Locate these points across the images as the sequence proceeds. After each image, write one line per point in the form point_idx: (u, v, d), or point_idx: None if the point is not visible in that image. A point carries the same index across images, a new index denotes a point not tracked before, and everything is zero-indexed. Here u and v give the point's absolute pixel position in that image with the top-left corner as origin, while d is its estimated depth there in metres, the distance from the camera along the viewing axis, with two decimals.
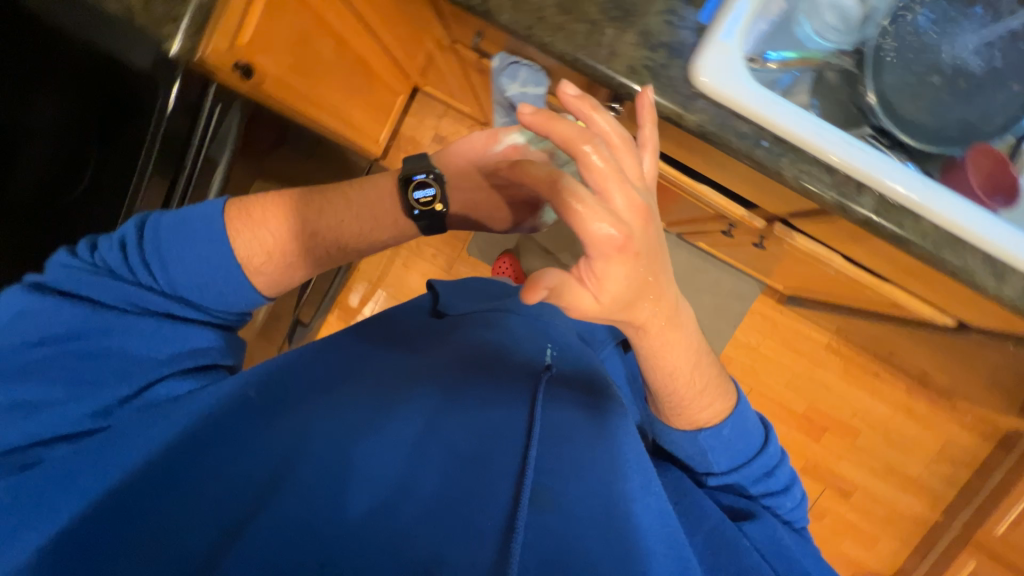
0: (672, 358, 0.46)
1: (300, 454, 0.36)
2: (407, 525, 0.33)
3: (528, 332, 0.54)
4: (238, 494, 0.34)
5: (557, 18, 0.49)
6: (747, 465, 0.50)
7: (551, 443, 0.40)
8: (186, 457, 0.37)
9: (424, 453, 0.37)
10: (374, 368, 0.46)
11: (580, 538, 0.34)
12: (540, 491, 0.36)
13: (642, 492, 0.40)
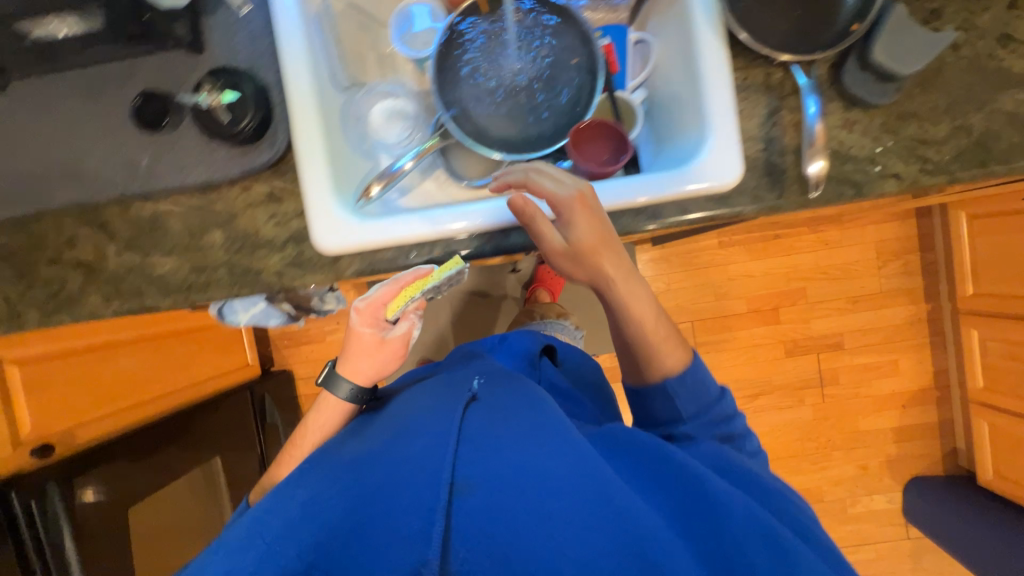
0: (639, 303, 0.70)
1: (363, 508, 0.53)
2: (405, 508, 0.51)
3: (455, 382, 0.77)
4: (325, 542, 0.51)
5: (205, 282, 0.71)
6: (638, 437, 0.64)
7: (475, 465, 0.54)
8: (273, 543, 0.53)
9: (432, 481, 0.52)
10: (384, 431, 0.67)
11: (490, 509, 0.50)
12: (462, 484, 0.52)
13: (569, 464, 0.54)
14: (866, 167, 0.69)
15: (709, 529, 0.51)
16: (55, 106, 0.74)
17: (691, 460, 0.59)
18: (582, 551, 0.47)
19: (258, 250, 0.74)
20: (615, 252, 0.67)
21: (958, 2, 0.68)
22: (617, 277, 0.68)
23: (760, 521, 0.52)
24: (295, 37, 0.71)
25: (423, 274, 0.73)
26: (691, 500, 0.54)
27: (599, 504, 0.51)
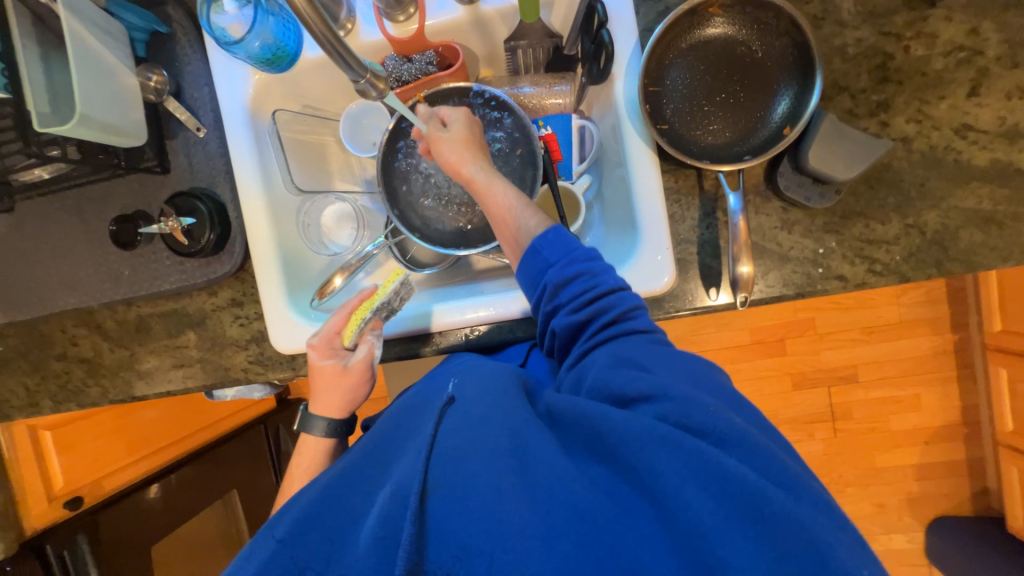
0: (501, 198, 0.66)
1: (321, 512, 0.52)
2: (373, 536, 0.47)
3: (443, 379, 0.68)
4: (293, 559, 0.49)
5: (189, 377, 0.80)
6: (606, 415, 0.48)
7: (446, 485, 0.47)
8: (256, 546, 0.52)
9: (394, 503, 0.47)
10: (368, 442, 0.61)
11: (450, 512, 0.45)
12: (432, 485, 0.47)
13: (548, 474, 0.46)
14: (808, 268, 0.67)
15: (680, 500, 0.43)
16: (48, 225, 0.83)
17: (661, 385, 0.50)
18: (538, 531, 0.43)
19: (226, 349, 0.82)
20: (493, 184, 0.66)
21: (911, 92, 0.63)
22: (498, 199, 0.66)
23: (697, 452, 0.44)
24: (246, 156, 0.76)
25: (369, 292, 0.75)
26: (666, 475, 0.44)
27: (559, 497, 0.45)
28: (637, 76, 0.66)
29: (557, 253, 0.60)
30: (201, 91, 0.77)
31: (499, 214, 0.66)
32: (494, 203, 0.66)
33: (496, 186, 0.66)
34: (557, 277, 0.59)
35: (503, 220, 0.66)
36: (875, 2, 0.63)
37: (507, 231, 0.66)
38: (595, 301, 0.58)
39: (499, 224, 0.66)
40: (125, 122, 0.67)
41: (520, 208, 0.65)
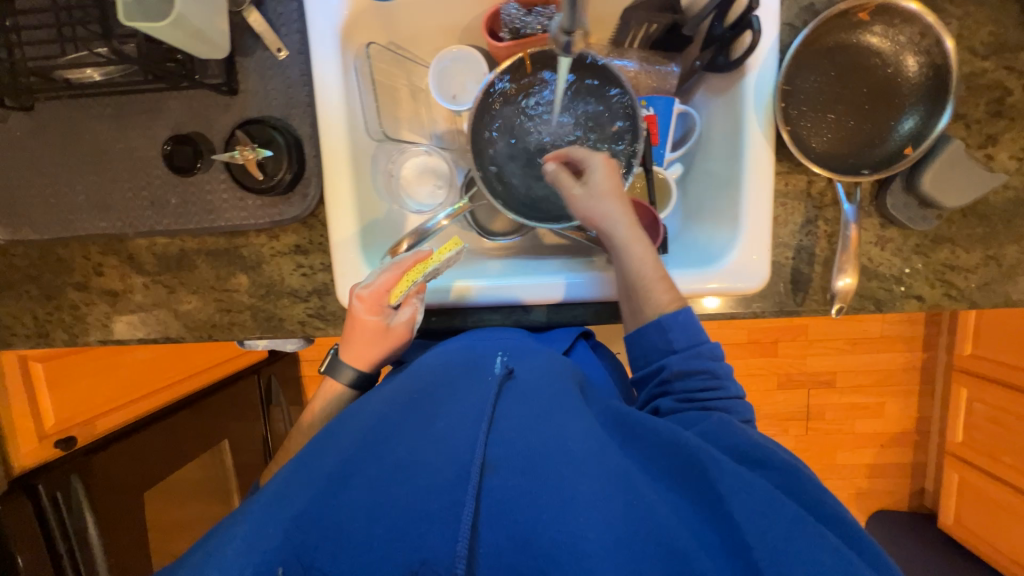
0: (640, 265, 0.65)
1: (369, 453, 0.49)
2: (421, 494, 0.45)
3: (485, 343, 0.67)
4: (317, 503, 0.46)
5: (250, 324, 0.76)
6: (719, 461, 0.47)
7: (507, 467, 0.47)
8: (286, 484, 0.49)
9: (444, 470, 0.47)
10: (404, 390, 0.59)
11: (519, 499, 0.45)
12: (492, 459, 0.48)
13: (612, 473, 0.47)
14: (891, 286, 0.69)
15: (768, 542, 0.41)
16: (77, 132, 0.72)
17: (783, 459, 0.50)
18: (610, 537, 0.42)
19: (286, 298, 0.76)
20: (637, 249, 0.65)
21: (1018, 130, 0.65)
22: (637, 266, 0.65)
23: (790, 510, 0.44)
24: (332, 89, 0.69)
25: (425, 256, 0.68)
26: (755, 516, 0.43)
27: (630, 505, 0.45)
28: (777, 71, 0.65)
29: (682, 342, 0.62)
30: (288, 7, 0.68)
31: (634, 275, 0.65)
32: (628, 273, 0.65)
33: (631, 253, 0.65)
34: (679, 366, 0.61)
35: (632, 284, 0.65)
36: (1005, 36, 0.64)
37: (630, 293, 0.66)
38: (706, 403, 0.59)
39: (626, 289, 0.66)
40: (214, 31, 0.58)
41: (648, 281, 0.65)
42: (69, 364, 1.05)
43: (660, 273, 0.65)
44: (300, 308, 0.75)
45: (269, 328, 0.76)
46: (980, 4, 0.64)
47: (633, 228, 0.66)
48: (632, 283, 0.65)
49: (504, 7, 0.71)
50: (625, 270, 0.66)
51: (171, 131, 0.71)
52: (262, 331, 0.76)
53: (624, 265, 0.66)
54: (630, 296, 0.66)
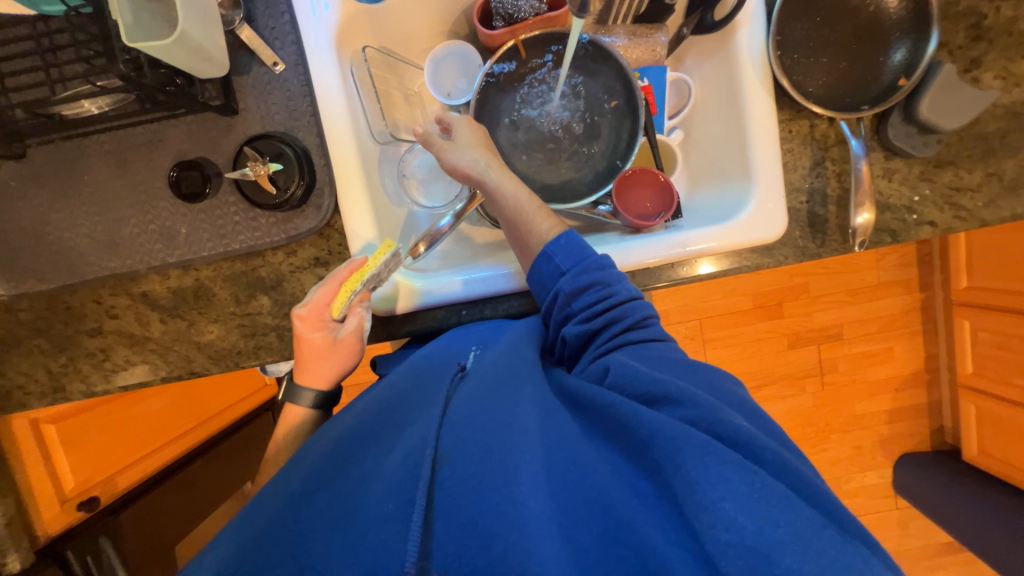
0: (512, 205, 0.66)
1: (332, 476, 0.53)
2: (379, 499, 0.48)
3: (461, 338, 0.69)
4: (291, 519, 0.49)
5: (276, 345, 0.75)
6: (640, 416, 0.46)
7: (454, 463, 0.49)
8: (269, 502, 0.53)
9: (400, 474, 0.49)
10: (375, 409, 0.62)
11: (467, 489, 0.47)
12: (444, 453, 0.50)
13: (550, 450, 0.48)
14: (903, 215, 0.71)
15: (689, 479, 0.42)
16: (74, 172, 0.70)
17: (687, 390, 0.49)
18: (550, 506, 0.45)
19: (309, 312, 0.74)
20: (523, 191, 0.67)
21: (998, 51, 0.68)
22: (514, 206, 0.66)
23: (702, 440, 0.44)
24: (333, 96, 0.68)
25: (358, 262, 0.68)
26: (684, 460, 0.43)
27: (574, 478, 0.46)
28: (765, 27, 0.68)
29: (568, 261, 0.62)
30: (279, 20, 0.68)
31: (508, 216, 0.66)
32: (522, 209, 0.66)
33: (509, 199, 0.66)
34: (570, 285, 0.61)
35: (521, 221, 0.66)
36: None
37: (516, 233, 0.66)
38: (607, 311, 0.60)
39: (513, 229, 0.67)
40: (214, 47, 0.58)
41: (527, 222, 0.66)
42: (83, 421, 1.01)
43: (509, 222, 0.67)
44: None
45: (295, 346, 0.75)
46: None
47: (496, 175, 0.67)
48: (519, 222, 0.66)
49: None
50: (510, 210, 0.66)
51: (174, 160, 0.70)
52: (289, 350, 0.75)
53: (507, 206, 0.66)
54: (517, 235, 0.66)
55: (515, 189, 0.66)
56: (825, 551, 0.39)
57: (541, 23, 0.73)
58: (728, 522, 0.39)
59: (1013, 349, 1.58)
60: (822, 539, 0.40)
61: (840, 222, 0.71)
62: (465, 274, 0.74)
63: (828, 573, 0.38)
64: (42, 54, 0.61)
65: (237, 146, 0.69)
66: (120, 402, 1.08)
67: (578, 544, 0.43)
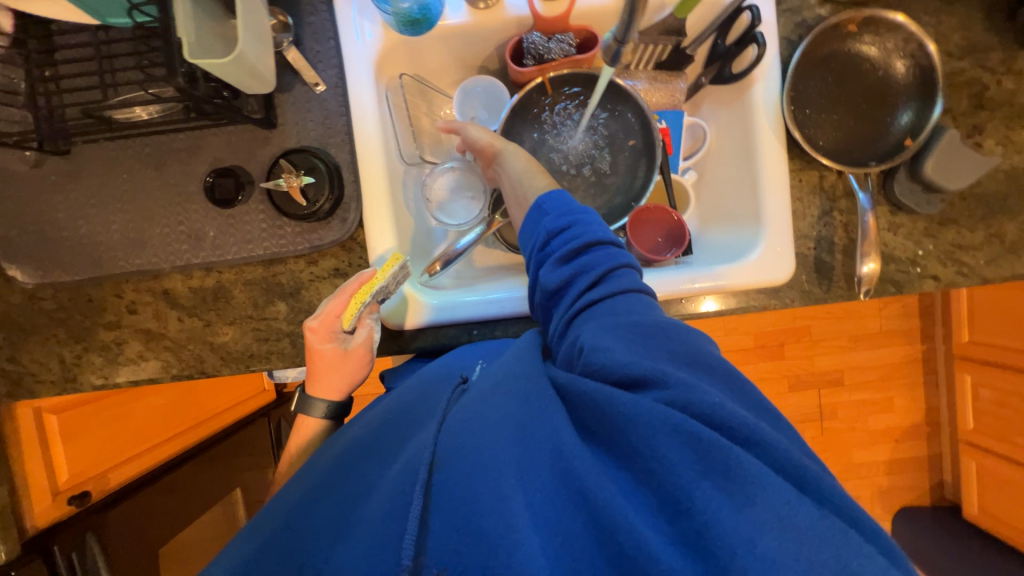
0: (511, 169, 0.71)
1: (339, 484, 0.57)
2: (380, 504, 0.50)
3: (467, 353, 0.70)
4: (303, 532, 0.53)
5: (289, 350, 0.76)
6: (615, 400, 0.47)
7: (446, 467, 0.49)
8: (283, 514, 0.56)
9: (398, 479, 0.51)
10: (379, 417, 0.64)
11: (458, 489, 0.47)
12: (439, 458, 0.51)
13: (534, 442, 0.48)
14: (907, 268, 0.74)
15: (667, 462, 0.44)
16: (114, 171, 0.73)
17: (660, 369, 0.49)
18: (535, 505, 0.45)
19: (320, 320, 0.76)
20: (524, 156, 0.72)
21: (1000, 119, 0.72)
22: (512, 170, 0.71)
23: (677, 422, 0.44)
24: (369, 119, 0.72)
25: (369, 275, 0.70)
26: (666, 452, 0.44)
27: (562, 472, 0.46)
28: (779, 83, 0.72)
29: (558, 212, 0.63)
30: (325, 44, 0.72)
31: (508, 179, 0.71)
32: (519, 170, 0.70)
33: (513, 162, 0.71)
34: (553, 226, 0.62)
35: (517, 183, 0.70)
36: (976, 39, 0.72)
37: (516, 198, 0.70)
38: (583, 260, 0.60)
39: (512, 191, 0.71)
40: (265, 67, 0.61)
41: (526, 180, 0.69)
42: (82, 413, 1.01)
43: (509, 184, 0.71)
44: None
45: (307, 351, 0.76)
46: (951, 13, 0.72)
47: (497, 142, 0.73)
48: (515, 186, 0.70)
49: (526, 37, 0.74)
50: (509, 174, 0.71)
51: (210, 166, 0.73)
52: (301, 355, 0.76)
53: (508, 170, 0.71)
54: (515, 198, 0.70)
55: (521, 157, 0.71)
56: (802, 525, 0.41)
57: (569, 64, 0.77)
58: (707, 504, 0.41)
59: (1013, 408, 1.59)
60: (800, 512, 0.41)
61: (846, 268, 0.74)
62: (479, 297, 0.76)
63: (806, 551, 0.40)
64: (101, 62, 0.65)
65: (272, 157, 0.72)
66: (118, 397, 1.09)
67: (563, 531, 0.44)
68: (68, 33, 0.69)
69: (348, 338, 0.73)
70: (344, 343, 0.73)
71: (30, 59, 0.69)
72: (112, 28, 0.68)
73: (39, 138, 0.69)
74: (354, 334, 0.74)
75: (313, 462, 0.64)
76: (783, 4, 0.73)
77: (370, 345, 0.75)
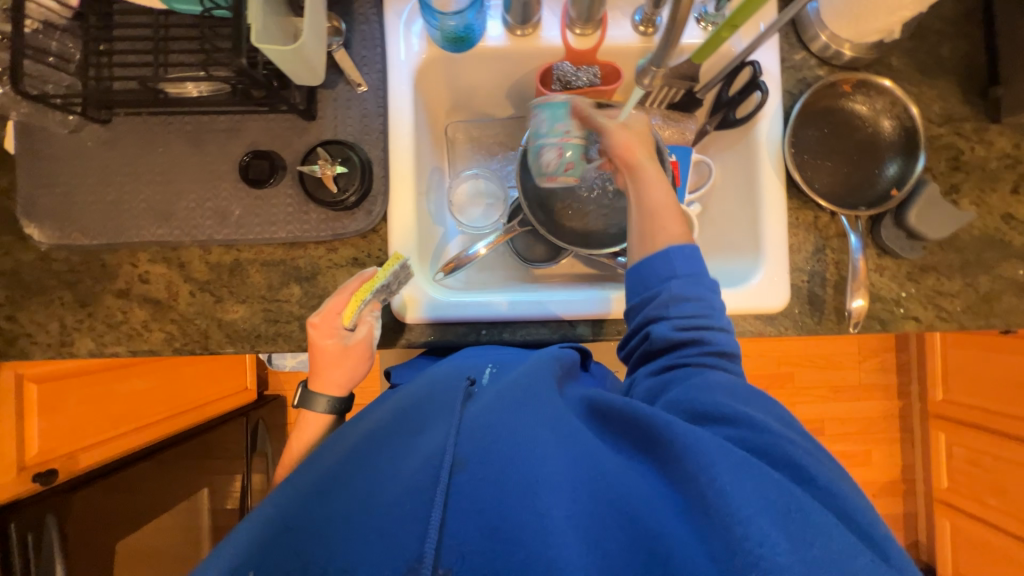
0: (659, 191, 0.71)
1: (355, 470, 0.55)
2: (399, 496, 0.51)
3: (472, 357, 0.74)
4: (310, 516, 0.51)
5: (296, 335, 0.77)
6: (676, 429, 0.52)
7: (481, 468, 0.52)
8: (288, 493, 0.53)
9: (424, 474, 0.52)
10: (390, 405, 0.65)
11: (486, 490, 0.51)
12: (462, 459, 0.53)
13: (581, 460, 0.53)
14: (892, 308, 0.79)
15: (723, 492, 0.47)
16: (151, 143, 0.76)
17: (741, 414, 0.55)
18: (574, 515, 0.49)
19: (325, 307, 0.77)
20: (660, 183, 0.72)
21: (974, 181, 0.80)
22: (655, 194, 0.71)
23: (733, 457, 0.49)
24: (405, 122, 0.77)
25: (370, 274, 0.73)
26: (727, 484, 0.48)
27: (613, 496, 0.51)
28: (783, 126, 0.79)
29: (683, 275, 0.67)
30: (372, 51, 0.77)
31: (657, 202, 0.71)
32: (661, 188, 0.71)
33: (644, 184, 0.72)
34: (680, 290, 0.65)
35: (656, 206, 0.71)
36: (953, 110, 0.81)
37: (651, 223, 0.70)
38: (695, 329, 0.64)
39: (652, 207, 0.71)
40: (319, 61, 0.66)
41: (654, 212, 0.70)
42: (66, 385, 0.98)
43: (645, 203, 0.72)
44: None
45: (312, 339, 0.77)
46: (932, 85, 0.81)
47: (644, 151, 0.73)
48: (658, 206, 0.71)
49: (557, 64, 0.80)
50: (654, 196, 0.71)
51: (247, 149, 0.76)
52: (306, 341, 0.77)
53: (653, 193, 0.72)
54: (650, 216, 0.71)
55: (652, 175, 0.72)
56: (840, 564, 0.44)
57: (592, 93, 0.82)
58: (761, 537, 0.44)
59: (987, 468, 1.63)
60: (845, 558, 0.44)
61: (836, 302, 0.79)
62: (493, 298, 0.79)
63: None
64: (160, 41, 0.69)
65: (308, 146, 0.76)
66: (108, 373, 1.07)
67: (606, 548, 0.48)
68: (130, 14, 0.74)
69: (348, 335, 0.72)
70: (344, 339, 0.72)
71: (90, 33, 0.73)
72: (175, 14, 0.72)
73: (83, 104, 0.72)
74: (355, 331, 0.73)
75: (317, 446, 0.62)
76: (788, 62, 0.81)
77: (372, 342, 0.74)
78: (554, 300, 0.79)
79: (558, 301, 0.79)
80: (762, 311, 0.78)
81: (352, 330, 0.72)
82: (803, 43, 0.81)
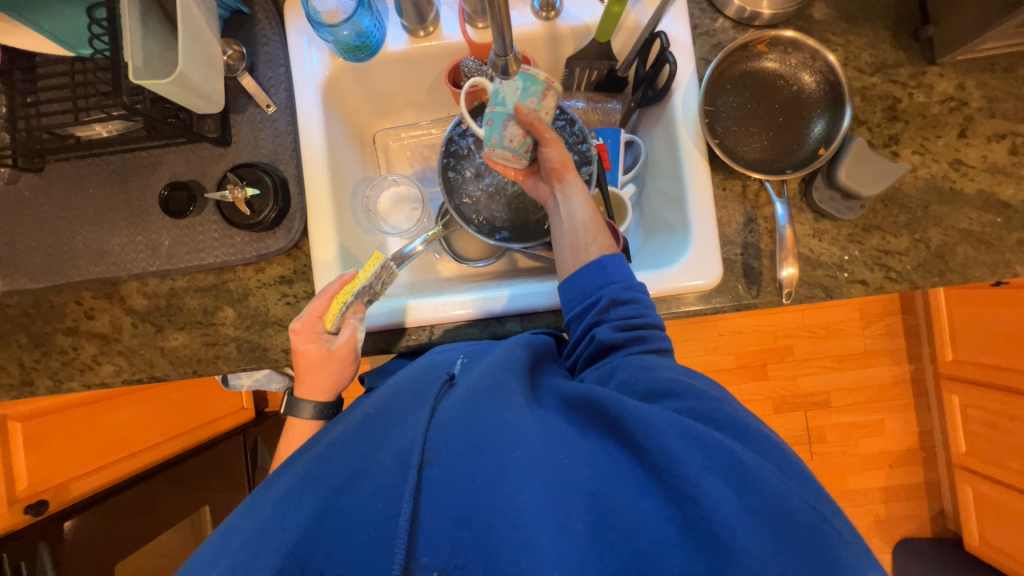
0: (582, 210, 0.71)
1: (322, 475, 0.51)
2: (369, 498, 0.48)
3: (436, 356, 0.70)
4: (271, 524, 0.47)
5: (235, 356, 0.79)
6: (629, 406, 0.49)
7: (449, 464, 0.48)
8: (255, 510, 0.50)
9: (388, 468, 0.49)
10: (358, 408, 0.63)
11: (458, 485, 0.47)
12: (431, 455, 0.50)
13: (547, 439, 0.49)
14: (835, 273, 0.75)
15: (674, 456, 0.45)
16: (81, 185, 0.79)
17: (687, 386, 0.53)
18: (544, 501, 0.45)
19: (259, 326, 0.79)
20: (587, 204, 0.71)
21: (915, 130, 0.75)
22: (579, 214, 0.71)
23: (684, 426, 0.47)
24: (316, 137, 0.78)
25: (351, 275, 0.70)
26: (681, 452, 0.46)
27: (581, 475, 0.47)
28: (697, 95, 0.76)
29: (621, 277, 0.65)
30: (277, 71, 0.79)
31: (584, 221, 0.70)
32: (587, 211, 0.71)
33: (574, 202, 0.72)
34: (617, 293, 0.63)
35: (582, 225, 0.70)
36: (885, 56, 0.76)
37: (573, 242, 0.70)
38: (638, 329, 0.62)
39: (574, 227, 0.71)
40: (211, 89, 0.69)
41: (585, 230, 0.70)
42: (46, 421, 1.04)
43: (572, 222, 0.71)
44: (275, 329, 0.79)
45: (248, 359, 0.79)
46: (858, 33, 0.77)
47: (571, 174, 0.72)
48: (584, 226, 0.70)
49: (463, 61, 0.81)
50: (582, 213, 0.71)
51: (168, 181, 0.78)
52: (242, 361, 0.79)
53: (581, 209, 0.71)
54: (571, 237, 0.71)
55: (580, 195, 0.72)
56: (791, 515, 0.43)
57: None
58: (712, 493, 0.43)
59: (1003, 430, 1.55)
60: (789, 501, 0.44)
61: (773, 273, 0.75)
62: (429, 300, 0.79)
63: (786, 534, 0.42)
64: (74, 89, 0.72)
65: (224, 172, 0.78)
66: (90, 404, 1.12)
67: (577, 529, 0.44)
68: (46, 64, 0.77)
69: (332, 337, 0.70)
70: (331, 342, 0.70)
71: (14, 87, 0.75)
72: (88, 60, 0.75)
73: (14, 156, 0.75)
74: (342, 331, 0.70)
75: (285, 461, 0.58)
76: (699, 28, 0.79)
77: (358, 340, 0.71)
78: (490, 299, 0.78)
79: (494, 299, 0.78)
80: (699, 289, 0.75)
81: (337, 330, 0.70)
82: (716, 7, 0.79)
